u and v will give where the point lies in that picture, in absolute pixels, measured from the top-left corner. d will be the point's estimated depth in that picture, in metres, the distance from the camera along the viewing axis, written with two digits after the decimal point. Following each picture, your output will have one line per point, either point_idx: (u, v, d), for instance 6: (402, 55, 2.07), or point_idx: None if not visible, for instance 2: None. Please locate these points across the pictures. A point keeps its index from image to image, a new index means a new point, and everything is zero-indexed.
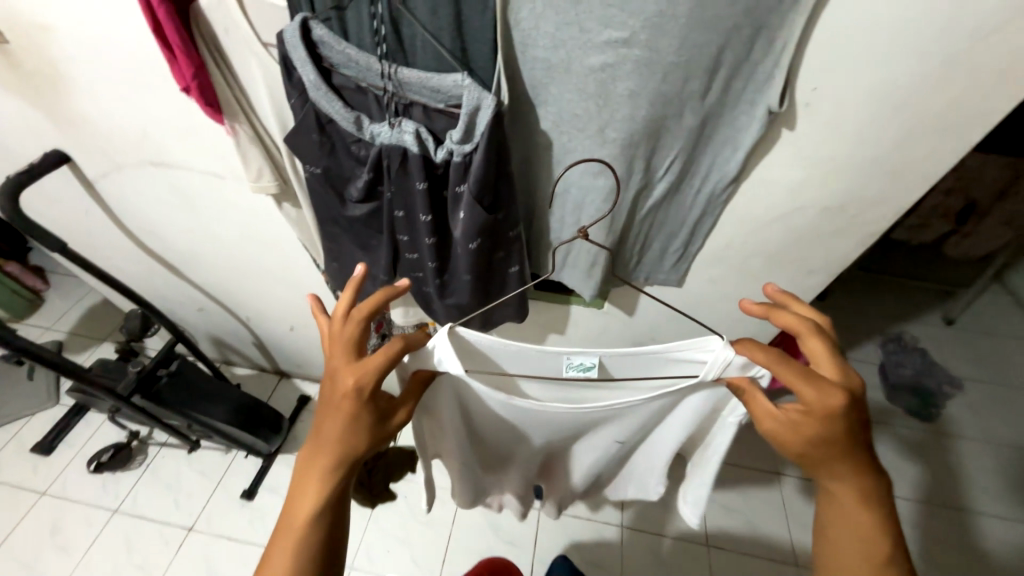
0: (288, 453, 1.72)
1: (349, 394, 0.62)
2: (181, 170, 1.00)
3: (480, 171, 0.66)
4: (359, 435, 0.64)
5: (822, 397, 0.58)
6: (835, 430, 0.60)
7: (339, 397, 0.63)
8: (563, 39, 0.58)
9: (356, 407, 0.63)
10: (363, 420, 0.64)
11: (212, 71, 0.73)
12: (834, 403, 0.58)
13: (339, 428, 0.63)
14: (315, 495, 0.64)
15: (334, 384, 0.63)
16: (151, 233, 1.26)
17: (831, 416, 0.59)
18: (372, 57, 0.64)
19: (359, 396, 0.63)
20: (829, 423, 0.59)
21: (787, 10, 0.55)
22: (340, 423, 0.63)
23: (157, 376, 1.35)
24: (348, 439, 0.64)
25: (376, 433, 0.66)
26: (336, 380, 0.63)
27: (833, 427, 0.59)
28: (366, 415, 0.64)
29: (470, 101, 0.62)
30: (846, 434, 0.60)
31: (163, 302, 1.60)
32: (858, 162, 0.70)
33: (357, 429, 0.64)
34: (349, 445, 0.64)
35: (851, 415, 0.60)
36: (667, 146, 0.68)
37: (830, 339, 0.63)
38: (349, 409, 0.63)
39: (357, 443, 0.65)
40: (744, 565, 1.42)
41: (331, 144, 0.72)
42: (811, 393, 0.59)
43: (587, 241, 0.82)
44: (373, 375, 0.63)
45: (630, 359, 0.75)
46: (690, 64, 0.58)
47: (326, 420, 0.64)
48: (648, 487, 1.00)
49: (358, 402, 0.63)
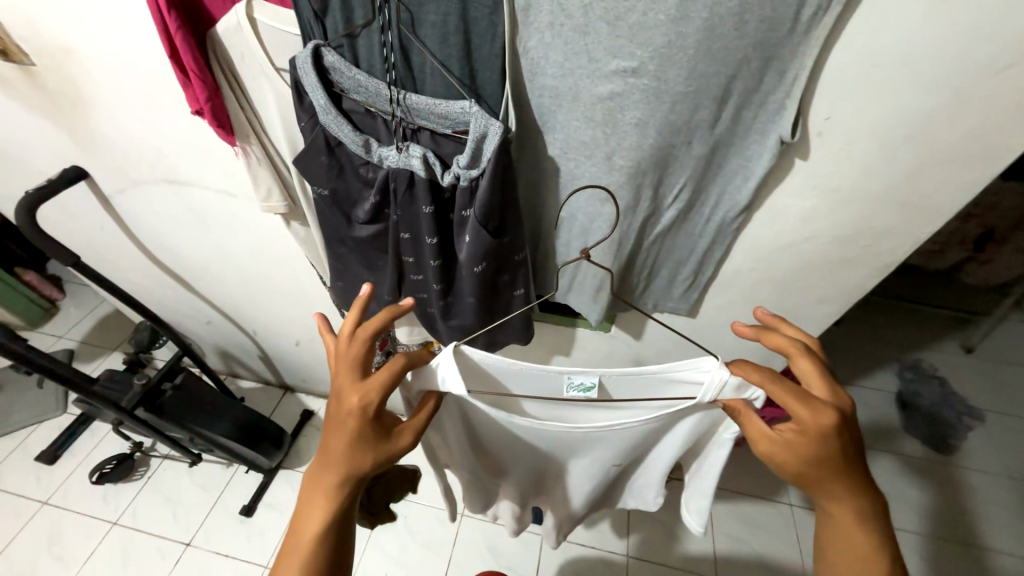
0: (289, 469, 1.70)
1: (353, 412, 0.61)
2: (192, 187, 1.02)
3: (486, 196, 0.66)
4: (363, 454, 0.63)
5: (814, 415, 0.57)
6: (830, 450, 0.58)
7: (344, 415, 0.62)
8: (571, 67, 0.58)
9: (360, 425, 0.62)
10: (368, 439, 0.63)
11: (226, 93, 0.75)
12: (826, 422, 0.57)
13: (343, 447, 0.62)
14: (322, 512, 0.64)
15: (339, 403, 0.62)
16: (162, 247, 1.27)
17: (826, 436, 0.57)
18: (381, 83, 0.64)
19: (363, 414, 0.61)
20: (824, 441, 0.58)
21: (798, 42, 0.54)
22: (345, 441, 0.62)
23: (162, 390, 1.36)
24: (354, 459, 0.63)
25: (380, 452, 0.64)
26: (340, 397, 0.63)
27: (827, 448, 0.58)
28: (370, 434, 0.63)
29: (477, 128, 0.62)
30: (841, 455, 0.59)
31: (173, 315, 1.62)
32: (870, 194, 0.68)
33: (361, 447, 0.63)
34: (353, 464, 0.63)
35: (844, 436, 0.59)
36: (675, 174, 0.67)
37: (818, 359, 0.63)
38: (353, 426, 0.62)
39: (363, 462, 0.63)
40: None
41: (340, 166, 0.73)
42: (803, 412, 0.58)
43: (592, 265, 0.80)
44: (377, 394, 0.62)
45: (632, 378, 0.74)
46: (699, 94, 0.57)
47: (331, 437, 0.63)
48: (646, 498, 0.95)
49: (362, 421, 0.62)
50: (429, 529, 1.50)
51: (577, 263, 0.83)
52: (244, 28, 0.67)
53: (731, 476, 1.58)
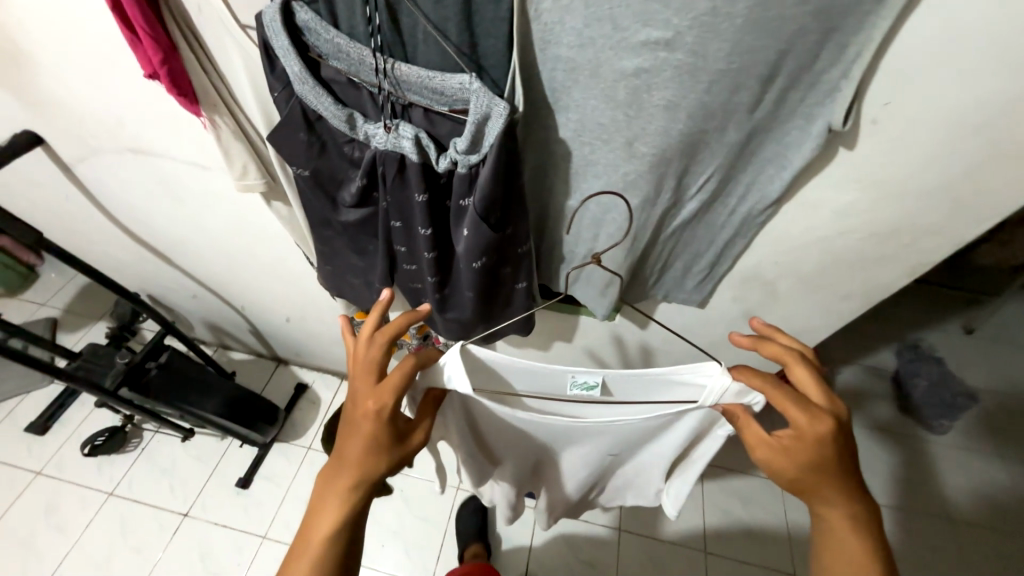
0: (284, 442, 1.69)
1: (369, 416, 0.59)
2: (159, 158, 0.92)
3: (487, 187, 0.57)
4: (378, 458, 0.60)
5: (810, 419, 0.57)
6: (827, 455, 0.58)
7: (360, 419, 0.59)
8: (592, 36, 0.48)
9: (375, 429, 0.59)
10: (383, 442, 0.60)
11: (185, 56, 0.64)
12: (822, 428, 0.57)
13: (357, 452, 0.59)
14: (335, 519, 0.60)
15: (355, 405, 0.60)
16: (134, 218, 1.18)
17: (821, 442, 0.57)
18: (365, 49, 0.54)
19: (379, 418, 0.59)
20: (819, 446, 0.58)
21: (867, 11, 0.45)
22: (359, 446, 0.59)
23: (146, 369, 1.29)
24: (367, 463, 0.59)
25: (395, 455, 0.61)
26: (356, 400, 0.60)
27: (823, 453, 0.58)
28: (385, 437, 0.60)
29: (478, 109, 0.52)
30: (837, 461, 0.59)
31: (155, 287, 1.54)
32: (918, 190, 0.61)
33: (375, 452, 0.59)
34: (366, 469, 0.59)
35: (839, 442, 0.58)
36: (703, 162, 0.59)
37: (815, 367, 0.62)
38: (368, 429, 0.59)
39: (377, 466, 0.60)
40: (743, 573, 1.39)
41: (321, 145, 0.65)
42: (798, 415, 0.58)
43: (599, 267, 0.75)
44: (392, 395, 0.59)
45: (637, 380, 0.71)
46: (742, 72, 0.48)
47: (346, 441, 0.60)
48: (648, 492, 0.94)
49: (378, 424, 0.59)
50: (425, 500, 1.52)
51: (586, 256, 0.76)
52: None
53: (726, 454, 1.58)
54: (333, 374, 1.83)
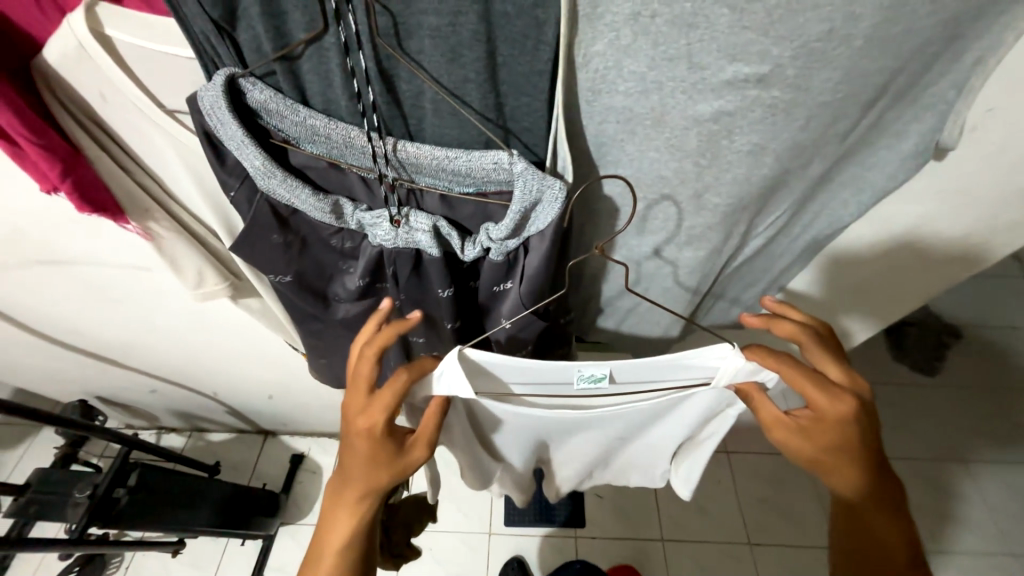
0: (290, 524, 1.51)
1: (362, 437, 0.46)
2: (84, 266, 0.73)
3: (537, 274, 0.46)
4: (379, 484, 0.48)
5: (836, 401, 0.44)
6: (859, 441, 0.45)
7: (353, 439, 0.47)
8: (658, 80, 0.37)
9: (372, 450, 0.47)
10: (383, 465, 0.47)
11: (94, 156, 0.48)
12: (851, 408, 0.44)
13: (356, 477, 0.48)
14: (336, 543, 0.49)
15: (346, 421, 0.48)
16: (65, 327, 0.97)
17: (849, 423, 0.45)
18: (354, 129, 0.41)
19: (374, 437, 0.46)
20: (848, 429, 0.45)
21: (995, 12, 0.36)
22: (355, 470, 0.47)
23: (115, 498, 1.01)
24: (367, 489, 0.48)
25: (403, 477, 0.49)
26: (346, 417, 0.48)
27: (854, 439, 0.45)
28: (384, 460, 0.47)
29: (526, 194, 0.40)
30: (866, 443, 0.46)
31: (108, 390, 1.32)
32: (1004, 192, 0.54)
33: (377, 477, 0.47)
34: (369, 495, 0.48)
35: (872, 424, 0.46)
36: (777, 202, 0.50)
37: (832, 340, 0.49)
38: (363, 452, 0.47)
39: (379, 490, 0.48)
40: (795, 560, 1.27)
41: (302, 242, 0.50)
42: (823, 399, 0.45)
43: (636, 262, 0.56)
44: (385, 410, 0.46)
45: (651, 365, 0.51)
46: (847, 101, 0.39)
47: (342, 464, 0.49)
48: (647, 477, 0.73)
49: (372, 445, 0.47)
50: (457, 554, 1.30)
51: (631, 309, 0.64)
52: (93, 53, 0.40)
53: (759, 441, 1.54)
54: (328, 436, 1.63)
